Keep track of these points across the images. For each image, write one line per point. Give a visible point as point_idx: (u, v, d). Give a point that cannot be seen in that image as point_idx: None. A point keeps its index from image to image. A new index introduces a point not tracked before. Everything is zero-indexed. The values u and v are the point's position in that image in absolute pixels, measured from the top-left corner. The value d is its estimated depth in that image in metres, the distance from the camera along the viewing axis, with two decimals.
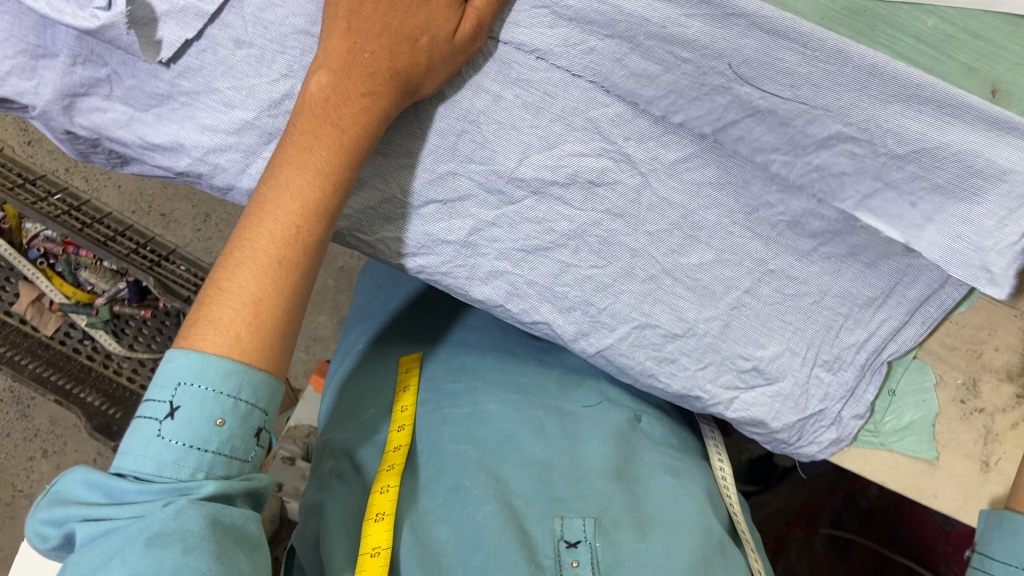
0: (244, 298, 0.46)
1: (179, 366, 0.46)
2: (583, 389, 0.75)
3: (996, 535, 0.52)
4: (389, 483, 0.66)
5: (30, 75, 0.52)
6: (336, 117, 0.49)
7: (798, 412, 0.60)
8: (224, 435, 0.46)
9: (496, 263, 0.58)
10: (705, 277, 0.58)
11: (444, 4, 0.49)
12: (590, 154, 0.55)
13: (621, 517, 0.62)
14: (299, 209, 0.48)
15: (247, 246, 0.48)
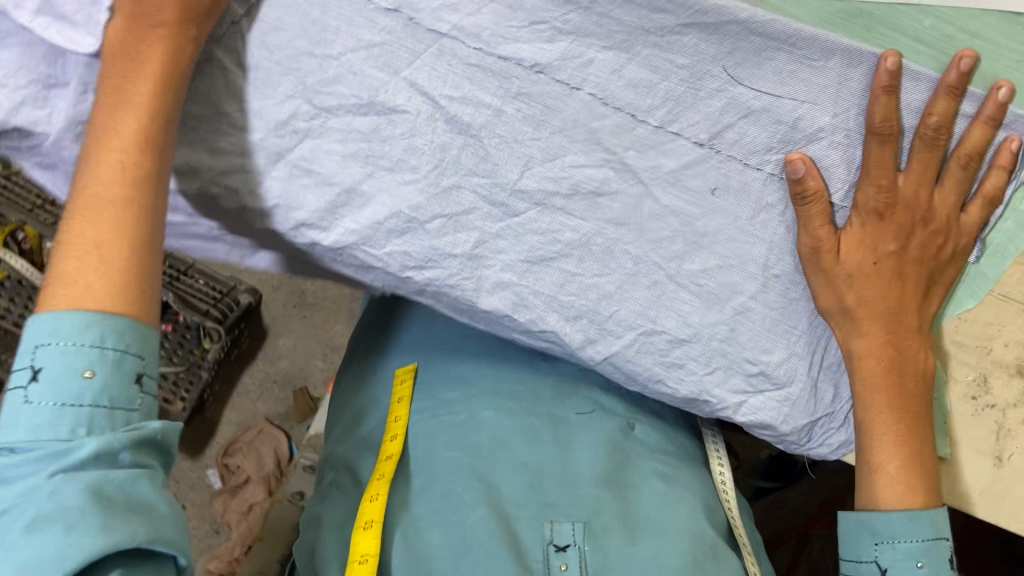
0: (86, 242, 0.48)
1: (39, 328, 0.48)
2: (580, 394, 0.75)
3: (844, 542, 0.64)
4: (379, 490, 0.67)
5: (42, 103, 0.53)
6: (135, 53, 0.49)
7: (808, 414, 0.61)
8: (96, 385, 0.47)
9: (501, 275, 0.59)
10: (709, 282, 0.59)
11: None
12: (591, 164, 0.56)
13: (610, 522, 0.64)
14: (127, 145, 0.49)
15: (79, 195, 0.49)
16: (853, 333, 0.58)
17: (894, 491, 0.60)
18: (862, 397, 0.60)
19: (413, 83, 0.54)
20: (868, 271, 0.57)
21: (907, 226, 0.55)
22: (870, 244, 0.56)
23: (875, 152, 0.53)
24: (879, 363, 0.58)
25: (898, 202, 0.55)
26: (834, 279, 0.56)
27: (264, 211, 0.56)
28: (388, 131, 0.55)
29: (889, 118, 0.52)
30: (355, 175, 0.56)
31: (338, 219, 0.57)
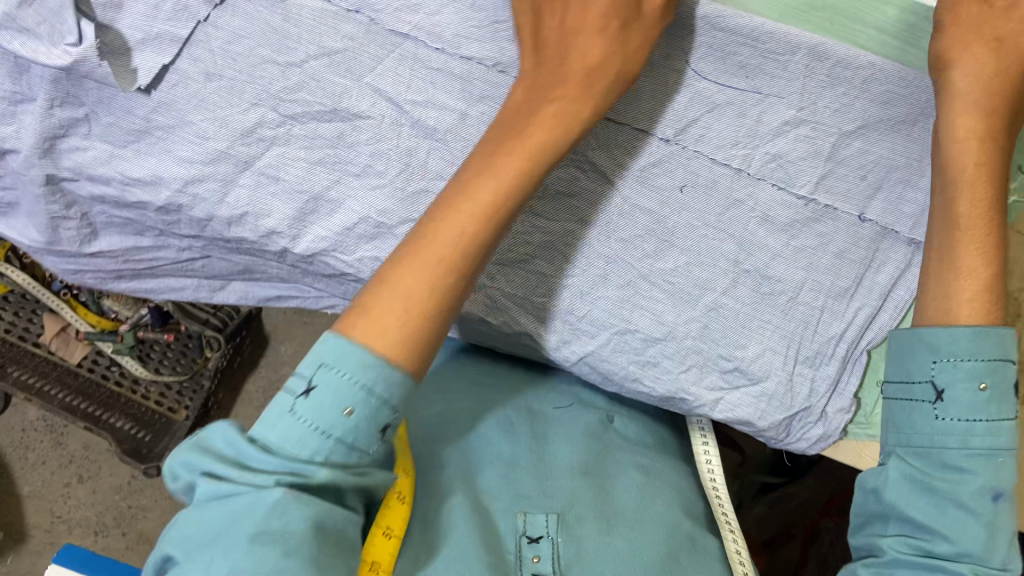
0: (404, 296, 0.46)
1: (327, 347, 0.44)
2: (559, 391, 0.73)
3: (894, 361, 0.52)
4: (399, 458, 0.60)
5: (10, 120, 0.55)
6: (507, 145, 0.49)
7: (784, 410, 0.60)
8: (351, 424, 0.43)
9: (473, 277, 0.59)
10: (681, 279, 0.58)
11: (593, 28, 0.50)
12: (556, 164, 0.57)
13: (585, 513, 0.60)
14: (461, 233, 0.47)
15: (416, 249, 0.47)
16: (960, 182, 0.50)
17: (976, 312, 0.49)
18: (951, 256, 0.50)
19: (377, 89, 0.54)
20: (981, 117, 0.50)
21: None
22: (986, 106, 0.50)
23: (972, 2, 0.49)
24: (978, 213, 0.49)
25: (1000, 35, 0.49)
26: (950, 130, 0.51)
27: (232, 218, 0.57)
28: (354, 137, 0.55)
29: None
30: (323, 182, 0.56)
31: (306, 227, 0.57)
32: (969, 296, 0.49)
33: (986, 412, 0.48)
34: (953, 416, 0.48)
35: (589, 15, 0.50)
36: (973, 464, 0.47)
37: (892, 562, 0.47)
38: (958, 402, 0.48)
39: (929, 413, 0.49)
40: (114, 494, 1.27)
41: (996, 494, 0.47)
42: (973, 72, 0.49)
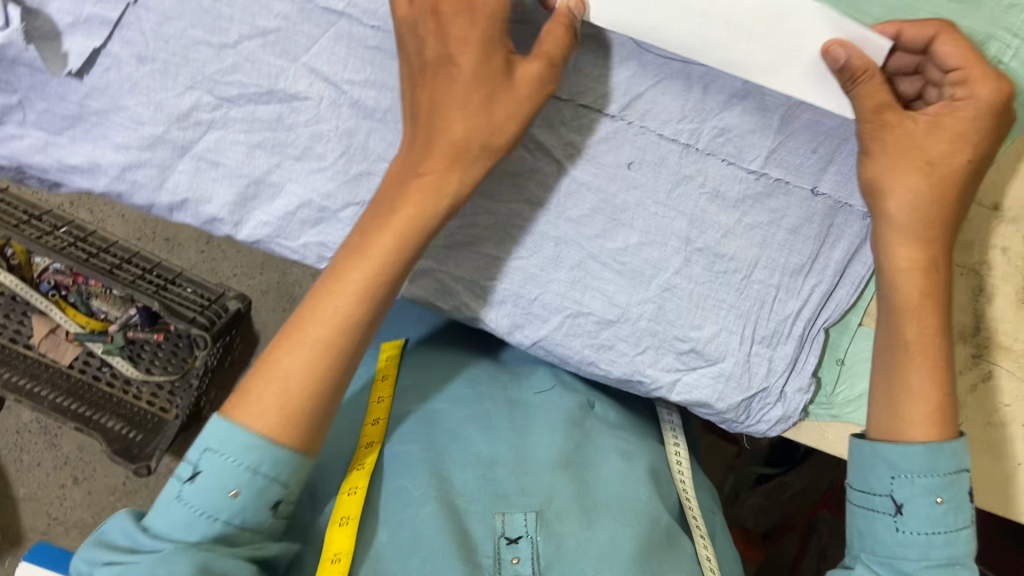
0: (281, 379, 0.48)
1: (211, 432, 0.47)
2: (536, 376, 0.68)
3: (852, 470, 0.52)
4: (355, 483, 0.59)
5: None
6: (390, 217, 0.50)
7: (742, 391, 0.59)
8: (236, 506, 0.46)
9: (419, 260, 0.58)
10: (632, 260, 0.57)
11: (484, 64, 0.48)
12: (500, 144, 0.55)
13: (566, 508, 0.56)
14: (336, 320, 0.49)
15: (297, 329, 0.49)
16: (892, 258, 0.51)
17: (924, 420, 0.49)
18: (899, 378, 0.50)
19: (313, 68, 0.53)
20: (923, 249, 0.50)
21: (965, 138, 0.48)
22: (926, 186, 0.49)
23: (878, 89, 0.48)
24: (921, 282, 0.50)
25: (932, 158, 0.49)
26: (899, 227, 0.50)
27: (173, 205, 0.56)
28: (292, 119, 0.54)
29: (869, 80, 0.48)
30: (263, 166, 0.55)
31: (249, 212, 0.56)
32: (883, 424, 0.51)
33: (943, 524, 0.48)
34: (912, 530, 0.48)
35: (452, 77, 0.48)
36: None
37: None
38: (917, 515, 0.48)
39: (889, 525, 0.49)
40: (109, 495, 1.30)
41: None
42: (910, 182, 0.49)
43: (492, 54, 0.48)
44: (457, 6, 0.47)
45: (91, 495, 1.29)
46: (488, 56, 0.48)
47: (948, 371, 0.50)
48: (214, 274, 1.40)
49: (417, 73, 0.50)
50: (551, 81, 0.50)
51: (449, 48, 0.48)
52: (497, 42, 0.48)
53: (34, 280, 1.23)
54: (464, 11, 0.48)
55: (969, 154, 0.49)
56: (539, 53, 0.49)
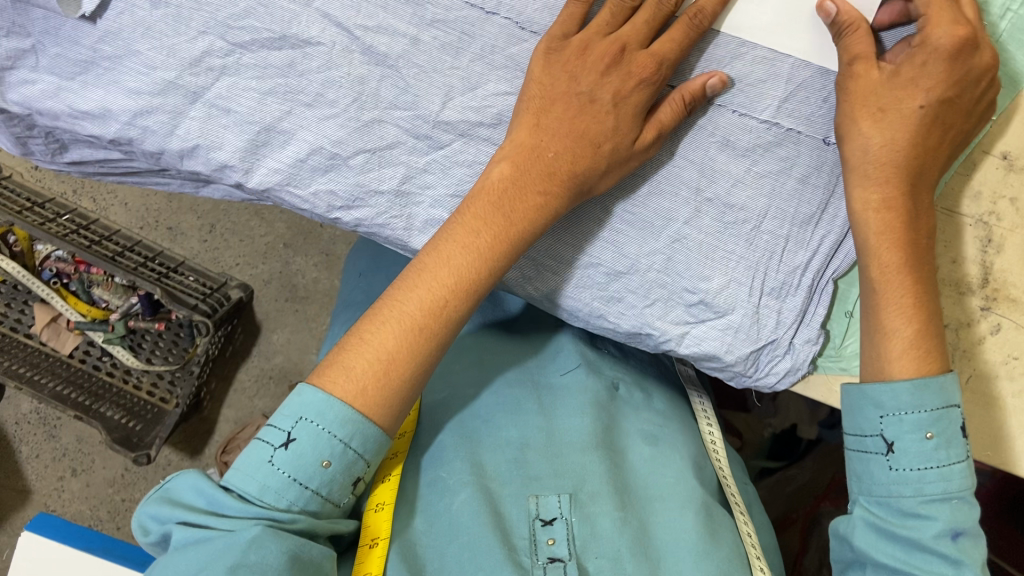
0: (382, 352, 0.51)
1: (306, 401, 0.50)
2: (563, 355, 0.73)
3: (846, 416, 0.54)
4: (390, 472, 0.64)
5: None
6: (509, 209, 0.53)
7: (752, 343, 0.59)
8: (327, 475, 0.50)
9: (432, 211, 0.57)
10: (642, 210, 0.57)
11: (631, 113, 0.53)
12: (514, 92, 0.55)
13: (599, 489, 0.61)
14: (427, 307, 0.52)
15: (393, 308, 0.53)
16: (855, 197, 0.52)
17: (907, 360, 0.51)
18: (875, 317, 0.52)
19: (326, 14, 0.54)
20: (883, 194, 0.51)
21: (926, 84, 0.49)
22: (891, 133, 0.50)
23: (858, 36, 0.50)
24: (894, 218, 0.51)
25: (885, 105, 0.50)
26: (861, 171, 0.52)
27: (184, 151, 0.56)
28: (305, 65, 0.54)
29: (845, 29, 0.50)
30: (274, 113, 0.55)
31: (260, 159, 0.56)
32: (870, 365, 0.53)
33: (934, 459, 0.50)
34: (905, 467, 0.50)
35: (595, 110, 0.52)
36: (932, 510, 0.49)
37: (862, 528, 0.52)
38: (907, 453, 0.50)
39: (882, 465, 0.51)
40: (108, 487, 1.34)
41: (956, 534, 0.49)
42: (870, 128, 0.50)
43: (637, 98, 0.52)
44: (601, 58, 0.52)
45: (90, 487, 1.34)
46: (633, 101, 0.53)
47: (931, 320, 0.51)
48: (218, 262, 1.40)
49: (542, 101, 0.53)
50: (653, 149, 0.54)
51: (583, 84, 0.52)
52: (647, 92, 0.52)
53: (37, 268, 1.24)
54: (615, 67, 0.52)
55: (924, 98, 0.49)
56: (691, 108, 0.54)
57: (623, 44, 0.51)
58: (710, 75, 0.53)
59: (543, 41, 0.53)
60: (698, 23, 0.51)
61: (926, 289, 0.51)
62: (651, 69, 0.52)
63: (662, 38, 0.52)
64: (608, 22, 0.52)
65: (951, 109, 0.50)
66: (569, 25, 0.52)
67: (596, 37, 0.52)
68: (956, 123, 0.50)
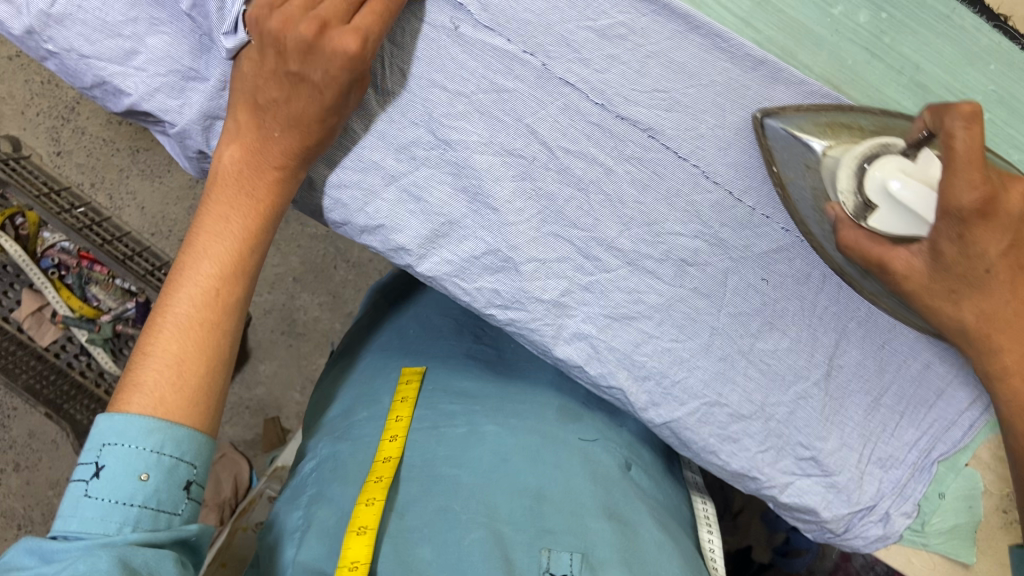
0: (169, 358, 0.52)
1: (107, 428, 0.50)
2: (582, 423, 0.76)
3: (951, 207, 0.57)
4: (375, 496, 0.68)
5: (177, 95, 0.55)
6: (248, 188, 0.55)
7: (849, 505, 0.63)
8: (149, 488, 0.49)
9: (582, 325, 0.60)
10: (777, 363, 0.61)
11: (341, 93, 0.51)
12: (686, 234, 0.59)
13: (609, 557, 0.63)
14: (203, 295, 0.55)
15: (171, 310, 0.54)
16: (981, 353, 0.54)
17: None
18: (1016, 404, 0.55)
19: (534, 131, 0.57)
20: (1017, 298, 0.51)
21: (954, 284, 0.51)
22: (924, 278, 0.51)
23: (903, 263, 0.51)
24: (1006, 313, 0.52)
25: (953, 288, 0.51)
26: (963, 297, 0.51)
27: (366, 227, 0.58)
28: (500, 172, 0.57)
29: (945, 258, 0.49)
30: (461, 210, 0.58)
31: (435, 249, 0.58)
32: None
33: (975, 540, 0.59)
34: None
35: (302, 94, 0.51)
36: None
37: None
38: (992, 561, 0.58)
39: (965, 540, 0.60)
40: (47, 490, 1.37)
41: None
42: (969, 201, 0.45)
43: (350, 76, 0.50)
44: (298, 45, 0.49)
45: (28, 486, 1.37)
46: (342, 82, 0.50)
47: None
48: None
49: (253, 91, 0.52)
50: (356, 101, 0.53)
51: (294, 70, 0.50)
52: (356, 71, 0.50)
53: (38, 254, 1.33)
54: (316, 53, 0.49)
55: (998, 252, 0.48)
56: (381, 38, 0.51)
57: (324, 20, 0.49)
58: None
59: (250, 20, 0.51)
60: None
61: None
62: (359, 50, 0.49)
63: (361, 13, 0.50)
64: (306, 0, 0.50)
65: (942, 270, 0.50)
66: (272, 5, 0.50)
67: (295, 18, 0.49)
68: (962, 286, 0.51)
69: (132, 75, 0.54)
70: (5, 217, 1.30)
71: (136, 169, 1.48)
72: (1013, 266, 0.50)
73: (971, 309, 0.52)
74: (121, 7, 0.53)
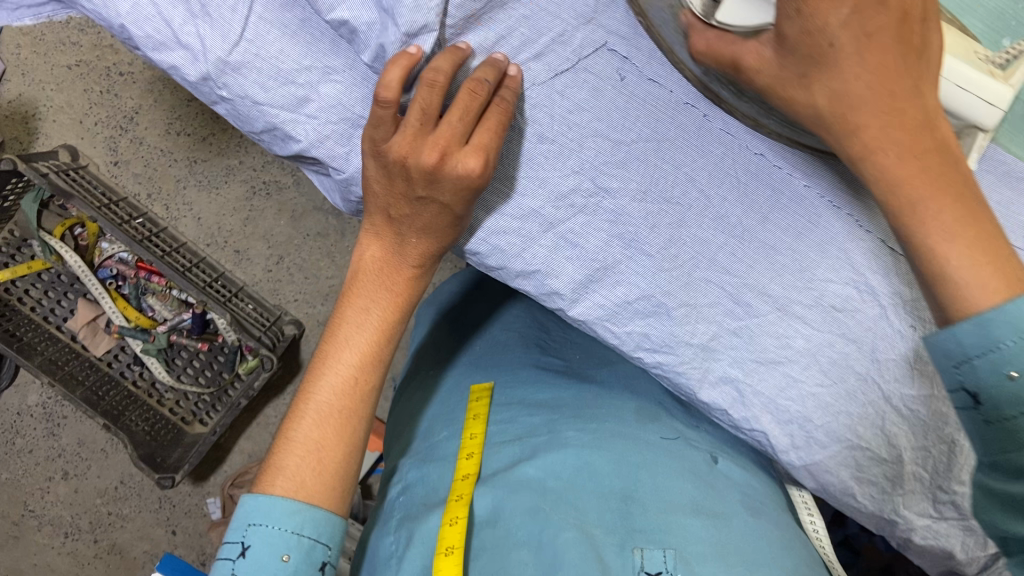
0: (310, 443, 0.56)
1: (251, 509, 0.54)
2: (660, 423, 0.69)
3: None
4: (456, 514, 0.61)
5: (345, 142, 0.55)
6: (388, 283, 0.59)
7: (985, 547, 0.63)
8: (290, 568, 0.53)
9: (729, 369, 0.61)
10: (921, 409, 0.61)
11: (461, 203, 0.53)
12: (838, 280, 0.60)
13: (704, 549, 0.55)
14: (342, 383, 0.58)
15: (312, 398, 0.57)
16: (875, 167, 0.46)
17: (962, 255, 0.43)
18: (928, 267, 0.45)
19: (692, 178, 0.58)
20: (870, 71, 0.46)
21: (807, 59, 0.46)
22: (773, 67, 0.48)
23: (753, 55, 0.49)
24: (904, 129, 0.46)
25: (817, 77, 0.47)
26: (813, 81, 0.47)
27: (522, 272, 0.59)
28: (657, 219, 0.58)
29: (784, 35, 0.47)
30: (616, 255, 0.59)
31: (589, 292, 0.59)
32: (942, 239, 0.44)
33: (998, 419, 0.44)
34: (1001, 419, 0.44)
35: (433, 207, 0.53)
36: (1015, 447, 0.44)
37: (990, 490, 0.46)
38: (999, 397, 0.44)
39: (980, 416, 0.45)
40: (95, 497, 1.31)
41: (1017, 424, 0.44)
42: None
43: (477, 184, 0.52)
44: (423, 173, 0.51)
45: (76, 494, 1.31)
46: (461, 204, 0.53)
47: (988, 228, 0.44)
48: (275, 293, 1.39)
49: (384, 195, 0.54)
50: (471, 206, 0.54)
51: (418, 185, 0.52)
52: (483, 180, 0.52)
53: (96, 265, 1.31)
54: (443, 165, 0.50)
55: (838, 25, 0.45)
56: (506, 125, 0.53)
57: (443, 149, 0.50)
58: (500, 58, 0.54)
59: (368, 144, 0.52)
60: (477, 96, 0.51)
61: (982, 217, 0.44)
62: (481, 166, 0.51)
63: (481, 128, 0.51)
64: (422, 119, 0.50)
65: (783, 44, 0.47)
66: (390, 129, 0.51)
67: (421, 142, 0.51)
68: (807, 66, 0.47)
69: (301, 122, 0.54)
70: (63, 229, 1.25)
71: (193, 179, 1.36)
72: (859, 35, 0.45)
73: (824, 92, 0.47)
74: (296, 56, 0.53)
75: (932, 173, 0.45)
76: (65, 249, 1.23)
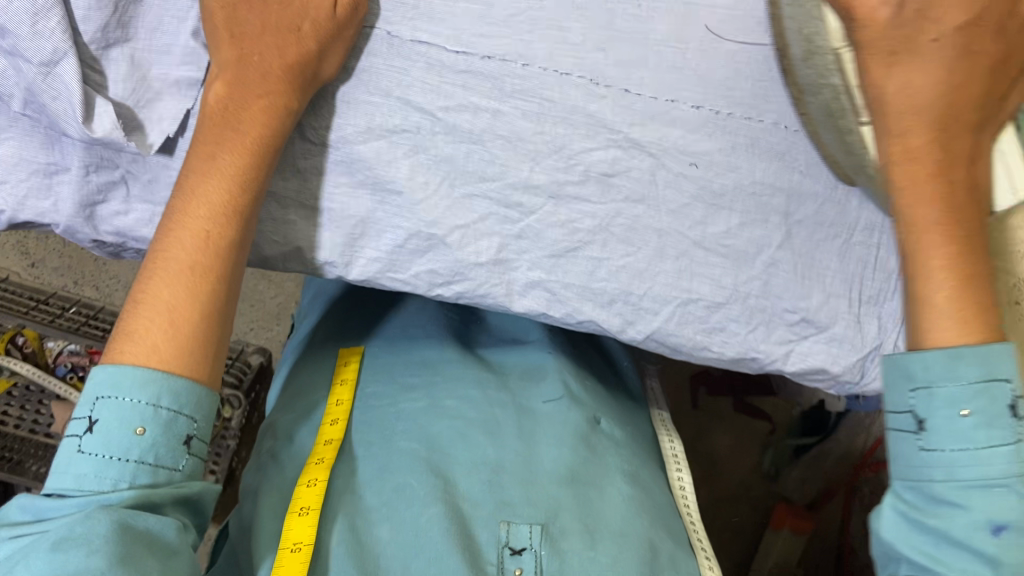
0: (161, 306, 0.49)
1: (98, 381, 0.48)
2: (546, 381, 0.70)
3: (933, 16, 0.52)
4: (316, 476, 0.61)
5: (47, 193, 0.53)
6: (232, 126, 0.50)
7: (857, 351, 0.61)
8: (146, 443, 0.47)
9: (531, 273, 0.58)
10: (736, 241, 0.58)
11: (314, 23, 0.49)
12: (598, 147, 0.56)
13: (570, 525, 0.59)
14: (195, 245, 0.50)
15: (162, 256, 0.50)
16: (903, 192, 0.51)
17: (945, 326, 0.50)
18: (920, 289, 0.51)
19: (408, 101, 0.55)
20: (937, 82, 0.49)
21: (886, 44, 0.48)
22: (891, 37, 0.48)
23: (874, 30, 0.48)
24: (929, 160, 0.50)
25: (898, 52, 0.48)
26: (892, 69, 0.49)
27: (285, 256, 0.58)
28: (391, 154, 0.55)
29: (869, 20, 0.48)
30: (366, 205, 0.56)
31: (358, 250, 0.57)
32: (948, 287, 0.50)
33: (972, 439, 0.48)
34: (947, 447, 0.49)
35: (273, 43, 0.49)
36: (966, 497, 0.48)
37: (893, 516, 0.51)
38: (941, 431, 0.49)
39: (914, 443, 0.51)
40: None
41: (997, 526, 0.47)
42: None
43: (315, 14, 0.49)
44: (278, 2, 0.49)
45: None
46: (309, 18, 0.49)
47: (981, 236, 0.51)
48: None
49: (238, 64, 0.50)
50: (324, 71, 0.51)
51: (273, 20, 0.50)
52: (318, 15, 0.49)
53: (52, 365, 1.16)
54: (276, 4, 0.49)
55: (939, 30, 0.48)
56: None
57: None
58: None
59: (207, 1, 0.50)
60: None
61: (973, 246, 0.50)
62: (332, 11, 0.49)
63: None
64: None
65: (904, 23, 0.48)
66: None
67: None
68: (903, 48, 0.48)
69: None
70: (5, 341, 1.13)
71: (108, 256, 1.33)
72: (962, 47, 0.48)
73: (897, 82, 0.49)
74: None
75: (961, 210, 0.50)
76: (13, 360, 1.10)
